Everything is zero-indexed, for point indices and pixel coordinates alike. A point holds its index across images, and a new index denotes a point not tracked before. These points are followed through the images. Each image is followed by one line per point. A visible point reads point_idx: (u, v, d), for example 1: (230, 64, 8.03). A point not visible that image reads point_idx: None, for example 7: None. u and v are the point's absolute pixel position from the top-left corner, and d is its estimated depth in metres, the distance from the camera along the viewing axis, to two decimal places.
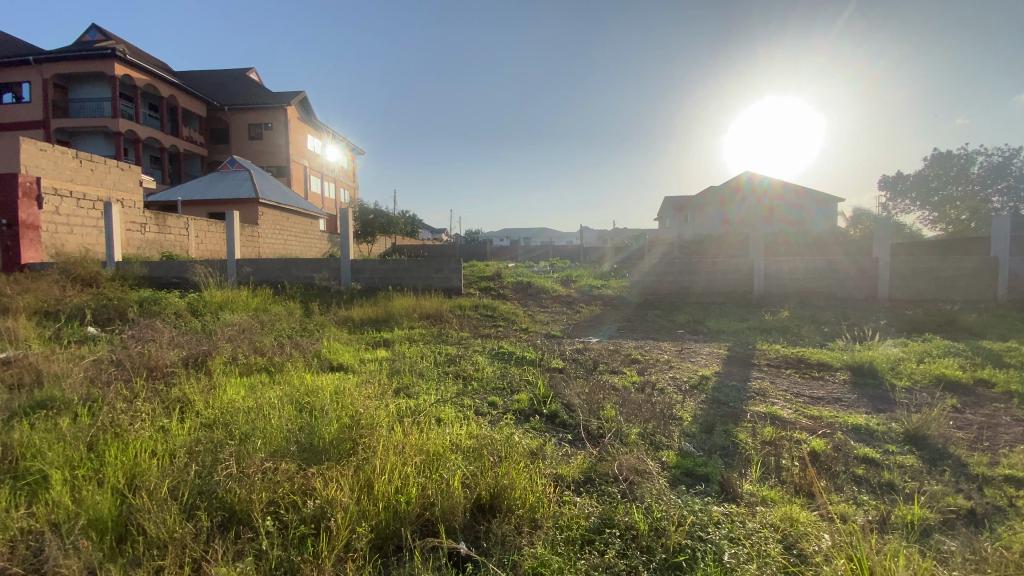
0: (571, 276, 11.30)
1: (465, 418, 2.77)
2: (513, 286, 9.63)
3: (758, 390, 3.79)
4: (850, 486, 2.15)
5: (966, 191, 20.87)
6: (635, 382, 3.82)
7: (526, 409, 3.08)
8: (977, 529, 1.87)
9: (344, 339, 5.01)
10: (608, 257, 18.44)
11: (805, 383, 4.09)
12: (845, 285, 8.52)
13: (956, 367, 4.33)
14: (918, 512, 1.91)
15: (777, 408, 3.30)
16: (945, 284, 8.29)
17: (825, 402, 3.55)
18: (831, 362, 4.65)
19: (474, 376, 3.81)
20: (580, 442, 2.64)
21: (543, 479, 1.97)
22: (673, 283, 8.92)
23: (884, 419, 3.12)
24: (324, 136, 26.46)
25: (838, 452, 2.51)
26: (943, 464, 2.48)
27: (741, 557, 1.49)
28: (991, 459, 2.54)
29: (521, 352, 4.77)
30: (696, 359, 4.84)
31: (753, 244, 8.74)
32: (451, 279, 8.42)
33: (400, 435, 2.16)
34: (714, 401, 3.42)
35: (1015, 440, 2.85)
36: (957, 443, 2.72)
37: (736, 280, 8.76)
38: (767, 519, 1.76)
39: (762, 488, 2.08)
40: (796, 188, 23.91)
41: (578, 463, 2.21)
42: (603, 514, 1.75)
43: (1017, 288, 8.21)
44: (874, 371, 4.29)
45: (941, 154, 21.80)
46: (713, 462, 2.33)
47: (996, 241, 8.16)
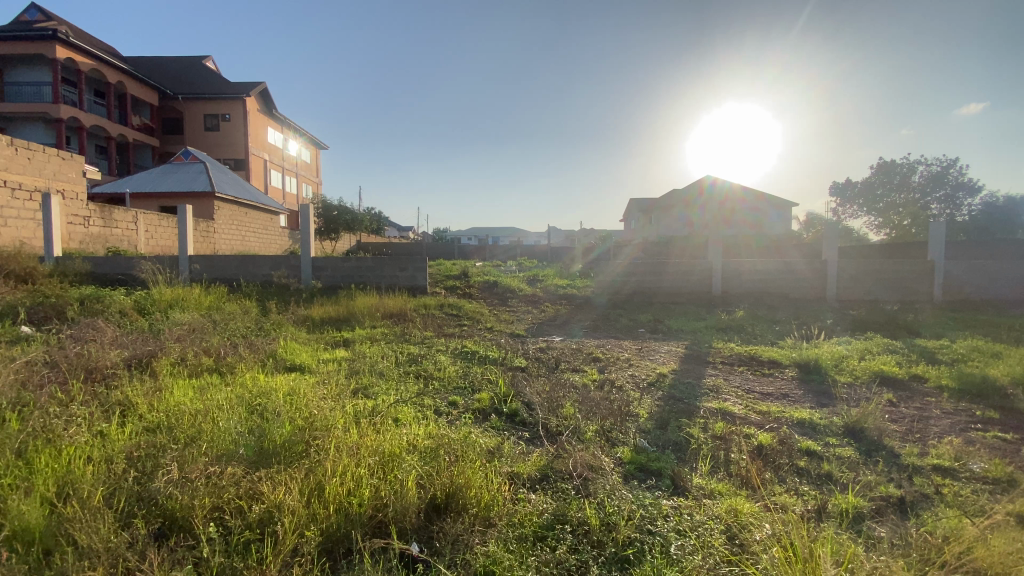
0: (538, 276, 11.35)
1: (424, 418, 2.75)
2: (479, 286, 9.60)
3: (712, 386, 3.91)
4: (792, 478, 2.26)
5: (908, 198, 22.23)
6: (595, 380, 3.89)
7: (486, 409, 3.08)
8: (906, 516, 2.00)
9: (301, 338, 4.89)
10: (575, 257, 18.71)
11: (757, 380, 4.26)
12: (797, 286, 8.91)
13: (894, 364, 4.60)
14: (853, 501, 2.02)
15: (729, 405, 3.41)
16: (888, 286, 8.78)
17: (774, 398, 3.70)
18: (781, 360, 4.84)
19: (436, 375, 3.78)
20: (538, 440, 2.66)
21: (499, 476, 1.99)
22: (636, 282, 9.15)
23: (826, 413, 3.30)
24: (286, 129, 25.66)
25: (783, 445, 2.63)
26: (878, 454, 2.64)
27: (687, 548, 1.54)
28: (921, 450, 2.72)
29: (484, 351, 4.76)
30: (655, 357, 4.94)
31: (713, 246, 9.03)
32: (415, 278, 8.32)
33: (356, 436, 2.13)
34: (670, 398, 3.51)
35: (943, 432, 3.05)
36: (891, 436, 2.89)
37: (696, 280, 9.08)
38: (713, 511, 1.82)
39: (711, 481, 2.15)
40: (755, 193, 24.87)
41: (535, 461, 2.23)
42: (557, 510, 1.78)
43: (951, 290, 8.79)
44: (819, 368, 4.51)
45: (886, 163, 22.98)
46: (666, 458, 2.39)
47: (933, 246, 8.70)
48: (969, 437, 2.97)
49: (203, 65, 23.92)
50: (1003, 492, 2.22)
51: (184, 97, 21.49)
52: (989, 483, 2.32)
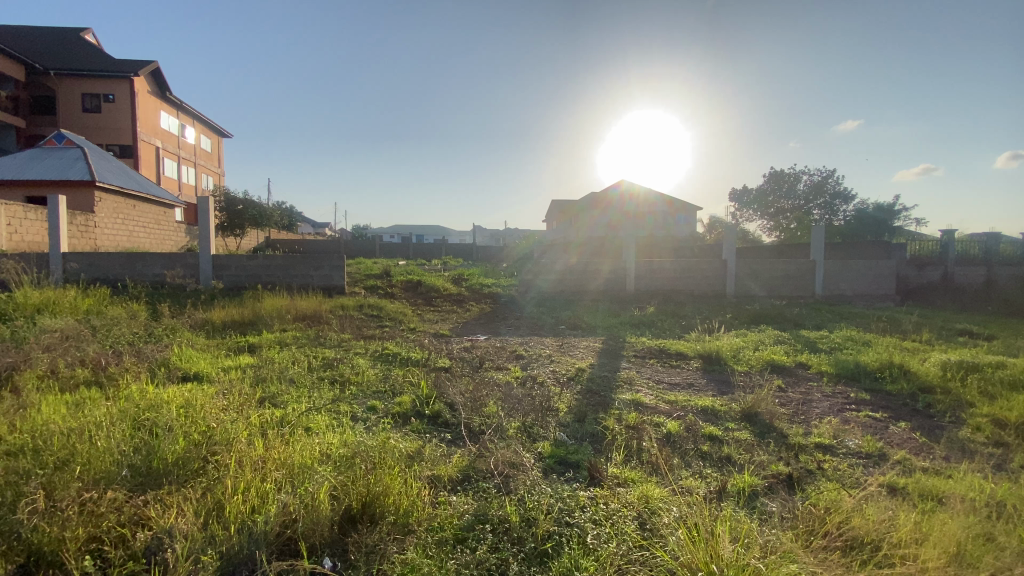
0: (462, 274, 11.29)
1: (339, 426, 2.63)
2: (401, 285, 9.37)
3: (627, 379, 4.11)
4: (696, 462, 2.43)
5: (794, 205, 24.82)
6: (518, 377, 3.94)
7: (407, 412, 3.01)
8: (793, 490, 2.23)
9: (200, 344, 4.48)
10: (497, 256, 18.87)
11: (665, 371, 4.55)
12: (701, 284, 9.62)
13: (783, 353, 5.12)
14: (749, 480, 2.21)
15: (641, 396, 3.60)
16: (778, 283, 9.74)
17: (681, 388, 3.97)
18: (686, 352, 5.20)
19: (353, 380, 3.63)
20: (460, 440, 2.64)
21: (418, 481, 1.95)
22: (555, 281, 9.46)
23: (727, 400, 3.59)
24: (183, 114, 23.34)
25: (689, 432, 2.82)
26: (770, 436, 2.91)
27: (602, 537, 1.60)
28: (805, 430, 3.04)
29: (405, 353, 4.64)
30: (574, 353, 5.10)
31: (627, 247, 9.49)
32: (331, 277, 7.91)
33: (262, 448, 1.99)
34: (588, 392, 3.63)
35: (823, 413, 3.44)
36: (780, 418, 3.21)
37: (613, 279, 9.52)
38: (626, 499, 1.91)
39: (625, 470, 2.26)
40: (665, 198, 26.56)
41: (456, 462, 2.21)
42: (477, 510, 1.77)
43: (830, 286, 9.88)
44: (719, 358, 4.91)
45: (776, 172, 25.38)
46: (583, 450, 2.48)
47: (815, 247, 9.73)
48: (844, 416, 3.37)
49: (80, 38, 21.09)
50: (874, 465, 2.54)
51: (58, 72, 18.76)
52: (862, 457, 2.65)
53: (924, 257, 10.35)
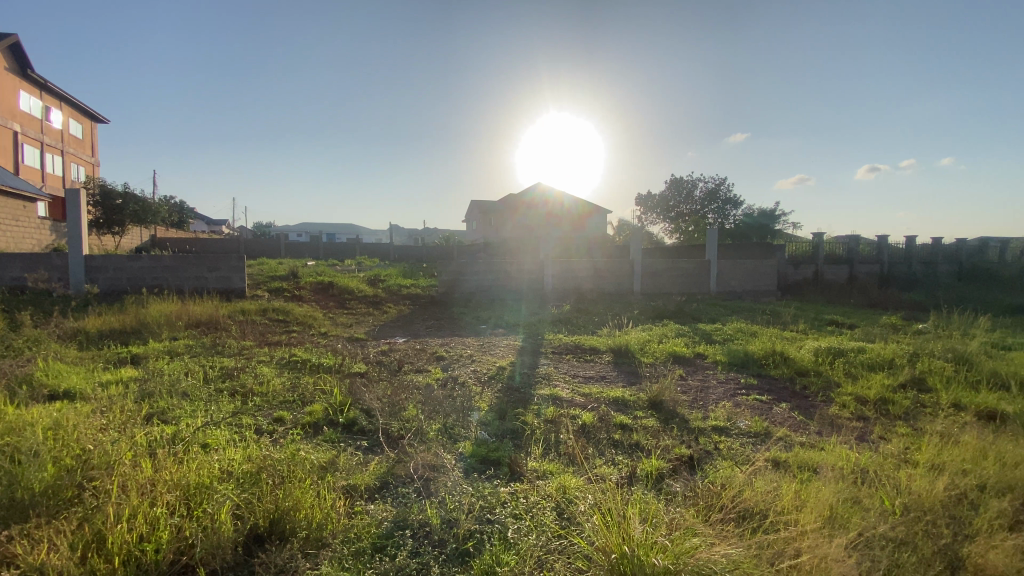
0: (378, 275, 10.93)
1: (242, 441, 2.43)
2: (311, 287, 8.89)
3: (544, 375, 4.22)
4: (609, 450, 2.56)
5: (692, 209, 26.95)
6: (438, 378, 3.89)
7: (319, 421, 2.86)
8: (694, 470, 2.43)
9: (71, 357, 3.93)
10: (414, 256, 18.49)
11: (580, 365, 4.75)
12: (612, 282, 10.12)
13: (684, 345, 5.55)
14: (656, 464, 2.37)
15: (558, 390, 3.72)
16: (679, 281, 10.53)
17: (594, 381, 4.17)
18: (599, 347, 5.46)
19: (258, 390, 3.38)
20: (377, 447, 2.56)
21: (332, 492, 1.87)
22: (474, 281, 9.47)
23: (635, 390, 3.82)
24: (46, 95, 20.28)
25: (602, 422, 2.96)
26: (673, 422, 3.15)
27: (522, 531, 1.64)
28: (704, 415, 3.32)
29: (316, 359, 4.40)
30: (494, 352, 5.15)
31: (544, 247, 9.75)
32: (230, 279, 7.28)
33: (152, 469, 1.79)
34: (508, 390, 3.68)
35: (718, 398, 3.78)
36: (682, 405, 3.47)
37: (531, 279, 9.74)
38: (545, 492, 1.96)
39: (544, 463, 2.32)
40: (579, 201, 27.62)
41: (373, 470, 2.14)
42: (397, 517, 1.74)
43: (723, 282, 10.83)
44: (629, 352, 5.21)
45: (677, 178, 27.31)
46: (504, 446, 2.51)
47: (710, 248, 10.63)
48: (737, 400, 3.72)
49: None
50: (760, 442, 2.84)
51: None
52: (751, 436, 2.95)
53: (799, 256, 11.68)
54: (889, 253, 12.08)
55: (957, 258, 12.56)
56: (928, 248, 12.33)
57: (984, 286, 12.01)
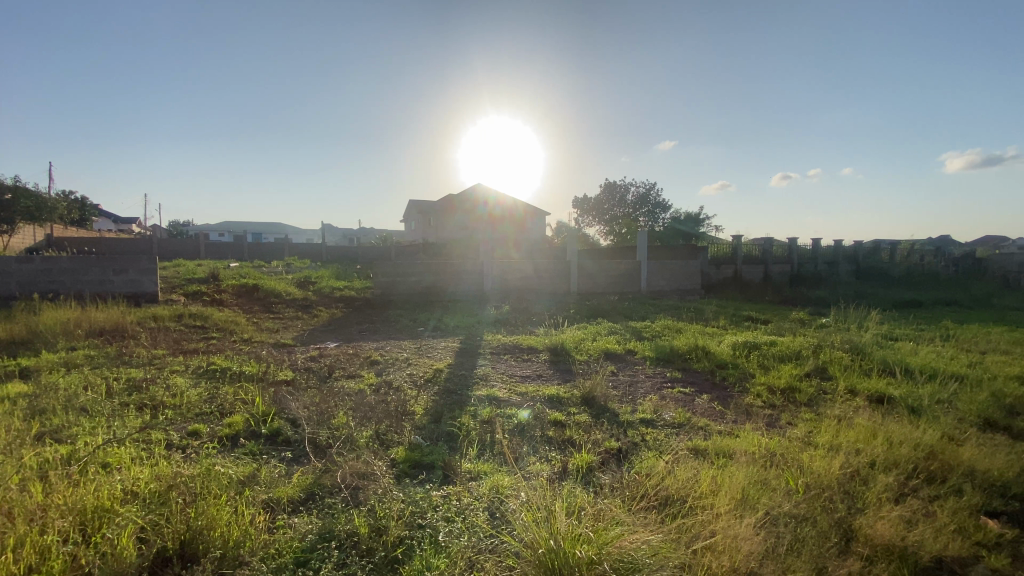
0: (308, 277, 10.47)
1: (150, 458, 2.24)
2: (234, 290, 8.34)
3: (481, 375, 4.22)
4: (543, 448, 2.61)
5: (625, 212, 28.04)
6: (372, 383, 3.78)
7: (238, 434, 2.69)
8: (623, 462, 2.53)
9: None
10: (349, 257, 17.88)
11: (517, 365, 4.79)
12: (550, 282, 10.31)
13: (616, 342, 5.76)
14: (587, 457, 2.45)
15: (495, 390, 3.74)
16: (612, 280, 10.91)
17: (530, 379, 4.23)
18: (536, 346, 5.54)
19: (171, 402, 3.12)
20: (303, 458, 2.45)
21: (252, 507, 1.76)
22: (412, 283, 9.30)
23: (569, 387, 3.91)
24: None
25: (537, 420, 3.01)
26: (604, 416, 3.26)
27: (453, 533, 1.64)
28: (633, 408, 3.46)
29: (238, 367, 4.14)
30: (431, 355, 5.08)
31: (483, 248, 9.76)
32: (140, 282, 6.67)
33: (40, 494, 1.61)
34: (443, 392, 3.64)
35: (647, 392, 3.96)
36: (613, 400, 3.60)
37: (469, 280, 9.70)
38: (478, 493, 1.96)
39: (478, 463, 2.32)
40: (518, 202, 27.86)
41: (299, 481, 2.05)
42: (322, 529, 1.67)
43: (653, 282, 11.34)
44: (564, 350, 5.33)
45: (610, 182, 28.30)
46: (438, 450, 2.48)
47: (641, 249, 11.10)
48: (663, 393, 3.91)
49: None
50: (683, 432, 3.01)
51: None
52: (675, 427, 3.11)
53: (720, 257, 12.48)
54: (798, 254, 13.17)
55: (855, 258, 13.92)
56: (830, 249, 13.57)
57: (876, 283, 13.40)
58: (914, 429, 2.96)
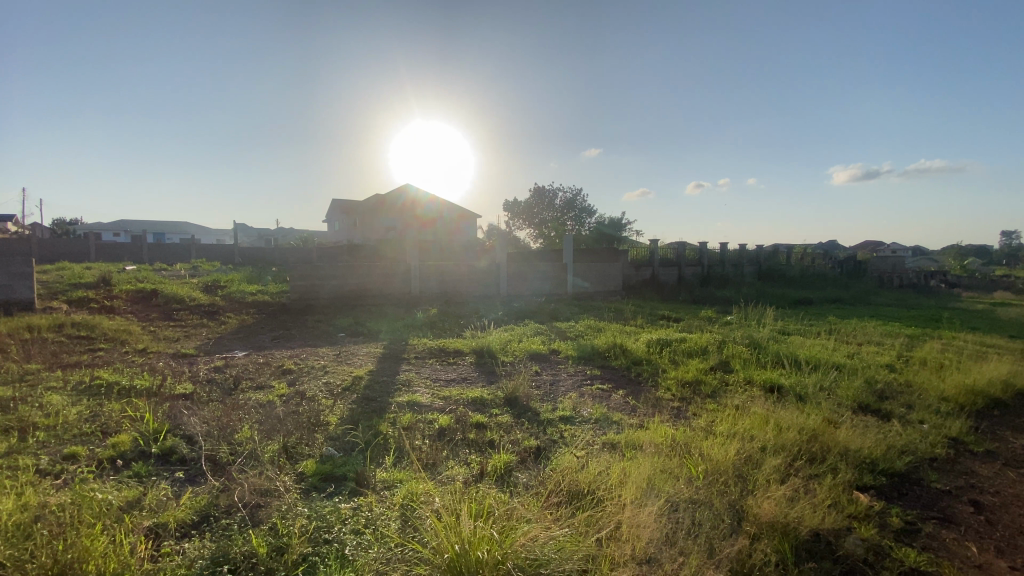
0: (216, 280, 9.70)
1: (10, 487, 1.96)
2: (127, 296, 7.55)
3: (404, 381, 4.12)
4: (463, 451, 2.59)
5: (553, 216, 28.72)
6: (284, 394, 3.57)
7: (124, 454, 2.43)
8: (541, 460, 2.57)
9: None
10: (265, 258, 16.80)
11: (442, 369, 4.74)
12: (479, 284, 10.31)
13: (541, 343, 5.87)
14: (505, 458, 2.46)
15: (417, 395, 3.67)
16: (540, 282, 11.12)
17: (454, 383, 4.20)
18: (462, 349, 5.51)
19: (42, 423, 2.76)
20: (201, 477, 2.26)
21: (132, 536, 1.60)
22: (334, 286, 8.92)
23: (493, 389, 3.93)
24: None
25: (459, 424, 2.99)
26: (525, 416, 3.30)
27: (361, 546, 1.58)
28: (554, 407, 3.54)
29: (128, 380, 3.74)
30: (352, 361, 4.90)
31: (410, 250, 9.57)
32: (9, 288, 5.85)
33: None
34: (362, 400, 3.52)
35: (568, 390, 4.07)
36: (534, 399, 3.66)
37: (396, 283, 9.47)
38: (390, 502, 1.91)
39: (393, 471, 2.26)
40: (447, 204, 27.61)
41: (192, 503, 1.89)
42: (215, 552, 1.55)
43: (578, 284, 11.71)
44: (490, 351, 5.34)
45: (539, 187, 28.83)
46: (352, 460, 2.39)
47: (567, 252, 11.42)
48: (583, 391, 4.04)
49: None
50: (600, 428, 3.12)
51: None
52: (593, 422, 3.22)
53: (639, 259, 13.13)
54: (708, 257, 14.17)
55: (758, 261, 15.20)
56: (736, 252, 14.72)
57: (774, 284, 14.74)
58: (801, 415, 3.27)
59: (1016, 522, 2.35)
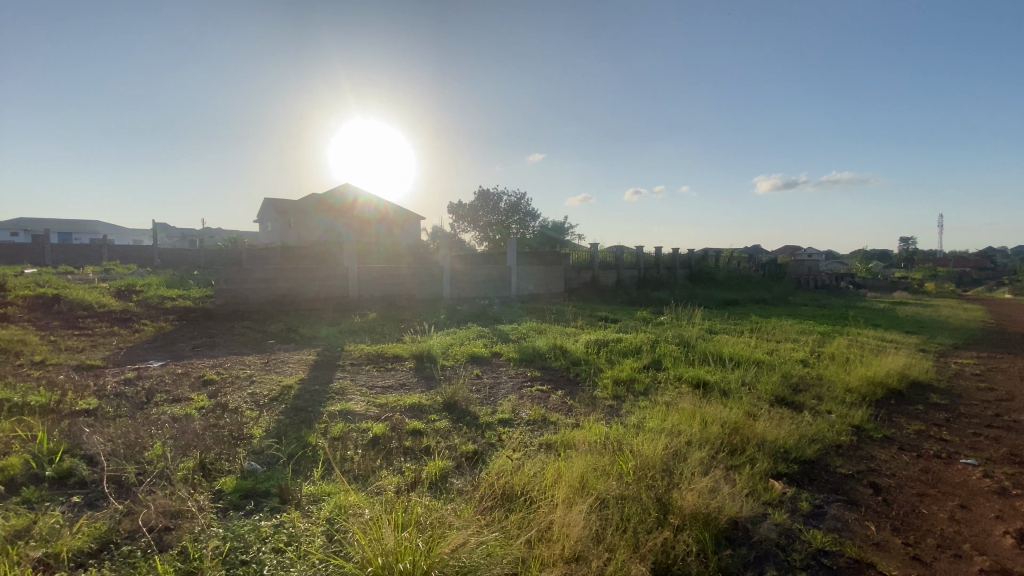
0: (130, 285, 8.93)
1: None
2: (23, 303, 6.79)
3: (338, 389, 3.97)
4: (398, 459, 2.53)
5: (497, 219, 28.83)
6: (204, 406, 3.34)
7: (11, 480, 2.18)
8: (477, 464, 2.56)
9: None
10: (189, 261, 15.69)
11: (379, 375, 4.61)
12: (422, 287, 10.15)
13: (482, 345, 5.86)
14: (440, 465, 2.43)
15: (351, 404, 3.55)
16: (483, 284, 11.10)
17: (391, 389, 4.10)
18: (401, 354, 5.39)
19: None
20: (103, 500, 2.07)
21: (14, 572, 1.44)
22: (266, 290, 8.49)
23: (431, 394, 3.88)
24: None
25: (394, 431, 2.91)
26: (463, 420, 3.28)
27: (281, 564, 1.51)
28: (492, 410, 3.54)
29: (20, 396, 3.36)
30: (282, 370, 4.66)
31: (349, 253, 9.28)
32: None
33: None
34: (291, 410, 3.36)
35: (507, 393, 4.09)
36: (473, 403, 3.64)
37: (333, 286, 9.12)
38: (315, 517, 1.83)
39: (322, 484, 2.17)
40: (389, 205, 26.99)
41: (91, 529, 1.72)
42: None
43: (522, 286, 11.79)
44: (430, 356, 5.27)
45: (483, 191, 28.85)
46: (276, 474, 2.27)
47: (511, 255, 11.47)
48: (522, 393, 4.07)
49: None
50: (537, 429, 3.16)
51: None
52: (531, 424, 3.26)
53: (581, 262, 13.44)
54: (645, 260, 14.75)
55: (690, 264, 16.00)
56: (671, 255, 15.41)
57: (704, 286, 15.58)
58: (725, 410, 3.46)
59: (906, 500, 2.61)
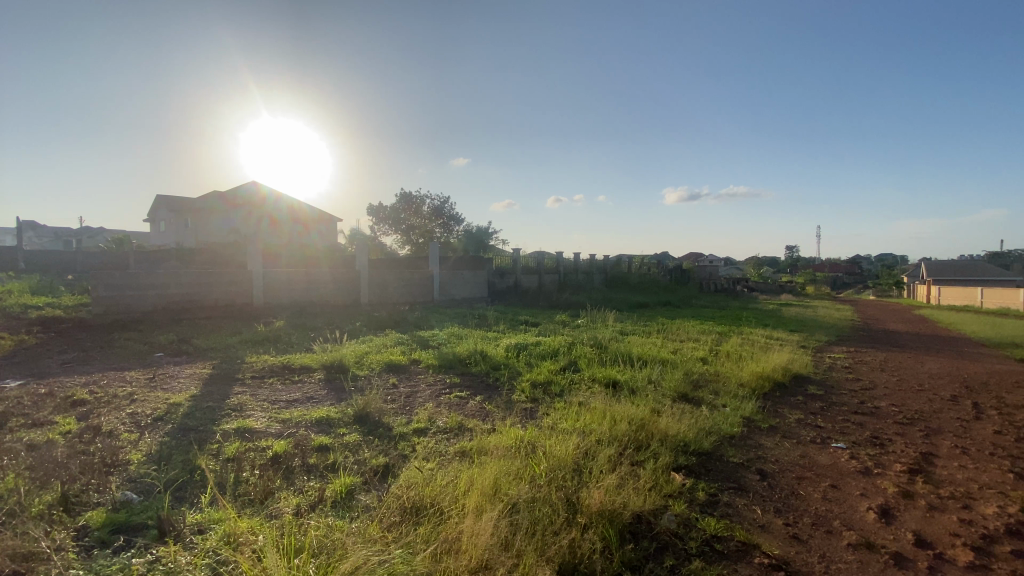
0: None
1: None
2: None
3: (236, 405, 3.67)
4: (301, 478, 2.39)
5: (419, 222, 28.35)
6: (72, 431, 2.94)
7: None
8: (387, 478, 2.48)
9: None
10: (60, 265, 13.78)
11: (285, 388, 4.33)
12: (337, 292, 9.70)
13: (399, 353, 5.70)
14: (347, 481, 2.32)
15: (251, 421, 3.29)
16: (404, 289, 10.83)
17: (298, 403, 3.86)
18: (310, 365, 5.10)
19: None
20: None
21: None
22: (156, 296, 7.67)
23: (341, 406, 3.70)
24: None
25: (297, 448, 2.74)
26: (376, 432, 3.17)
27: None
28: (407, 419, 3.45)
29: None
30: (171, 385, 4.22)
31: (255, 256, 8.65)
32: None
33: None
34: (179, 431, 3.04)
35: (423, 401, 4.01)
36: (387, 414, 3.53)
37: (236, 292, 8.45)
38: (200, 548, 1.67)
39: (211, 511, 1.99)
40: (302, 206, 25.57)
41: None
42: None
43: (444, 291, 11.66)
44: (342, 366, 5.04)
45: (404, 194, 28.27)
46: (157, 503, 2.05)
47: (433, 259, 11.32)
48: (439, 400, 4.01)
49: None
50: (452, 437, 3.12)
51: None
52: (446, 432, 3.21)
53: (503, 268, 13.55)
54: (564, 266, 15.20)
55: (606, 269, 16.73)
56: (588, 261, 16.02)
57: (619, 290, 16.34)
58: (633, 408, 3.64)
59: (787, 484, 2.90)
